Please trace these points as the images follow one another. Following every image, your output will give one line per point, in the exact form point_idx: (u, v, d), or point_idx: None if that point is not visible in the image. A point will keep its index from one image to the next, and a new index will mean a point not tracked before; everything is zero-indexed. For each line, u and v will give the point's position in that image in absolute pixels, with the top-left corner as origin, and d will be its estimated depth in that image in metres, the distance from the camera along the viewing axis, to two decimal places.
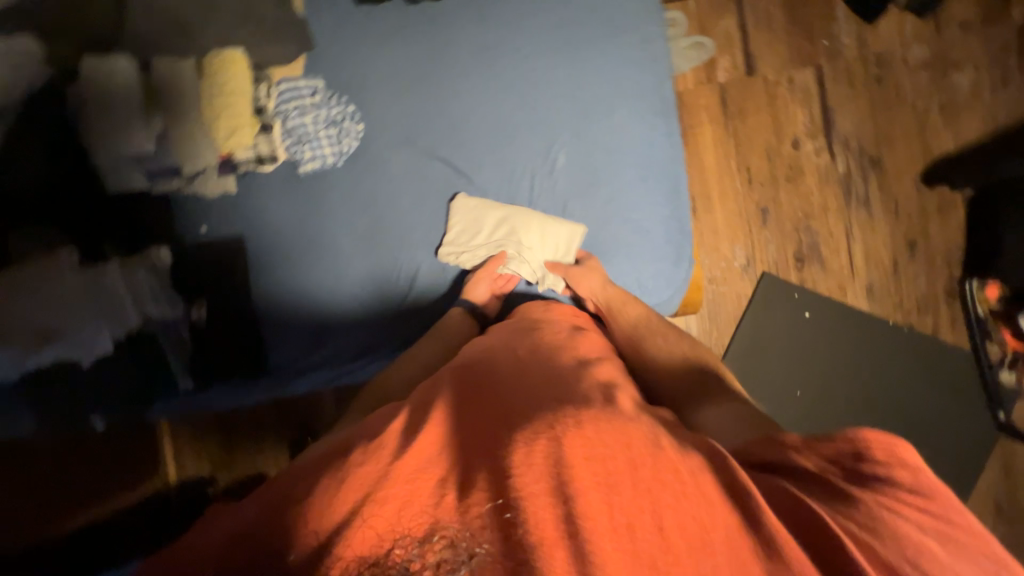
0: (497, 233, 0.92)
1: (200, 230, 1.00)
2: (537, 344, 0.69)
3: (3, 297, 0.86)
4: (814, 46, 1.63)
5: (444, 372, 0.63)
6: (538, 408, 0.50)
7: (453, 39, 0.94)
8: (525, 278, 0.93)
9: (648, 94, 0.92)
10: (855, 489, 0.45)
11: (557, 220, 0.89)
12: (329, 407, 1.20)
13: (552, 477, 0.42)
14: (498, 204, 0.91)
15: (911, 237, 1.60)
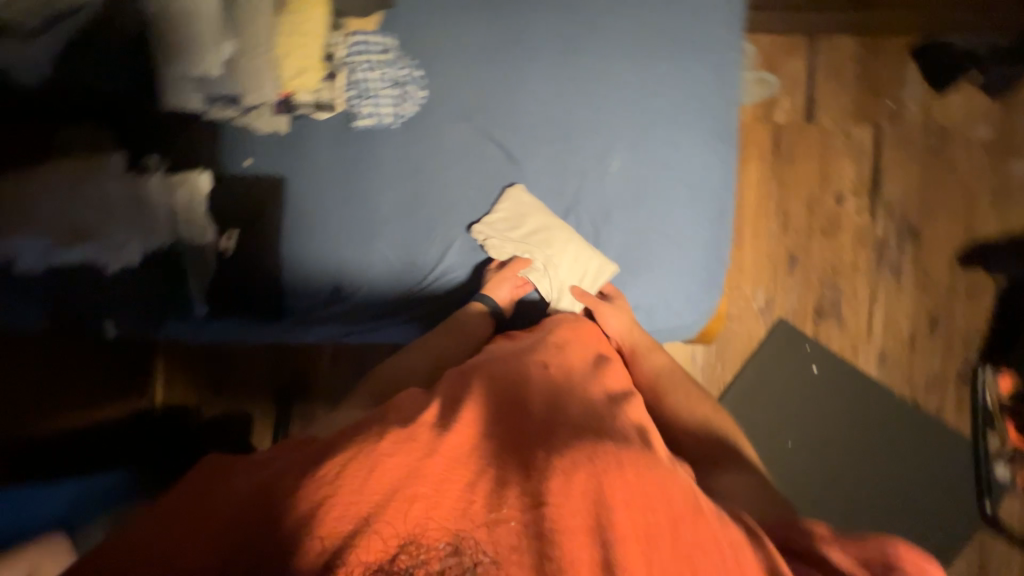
0: (533, 235, 0.90)
1: (244, 163, 1.00)
2: (566, 364, 0.70)
3: (48, 190, 0.88)
4: (878, 104, 1.61)
5: (477, 371, 0.66)
6: (578, 437, 0.53)
7: (531, 24, 0.94)
8: (540, 292, 0.91)
9: (715, 117, 0.90)
10: None
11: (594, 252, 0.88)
12: (324, 363, 1.27)
13: (594, 516, 0.46)
14: (547, 212, 0.90)
15: (935, 314, 1.58)
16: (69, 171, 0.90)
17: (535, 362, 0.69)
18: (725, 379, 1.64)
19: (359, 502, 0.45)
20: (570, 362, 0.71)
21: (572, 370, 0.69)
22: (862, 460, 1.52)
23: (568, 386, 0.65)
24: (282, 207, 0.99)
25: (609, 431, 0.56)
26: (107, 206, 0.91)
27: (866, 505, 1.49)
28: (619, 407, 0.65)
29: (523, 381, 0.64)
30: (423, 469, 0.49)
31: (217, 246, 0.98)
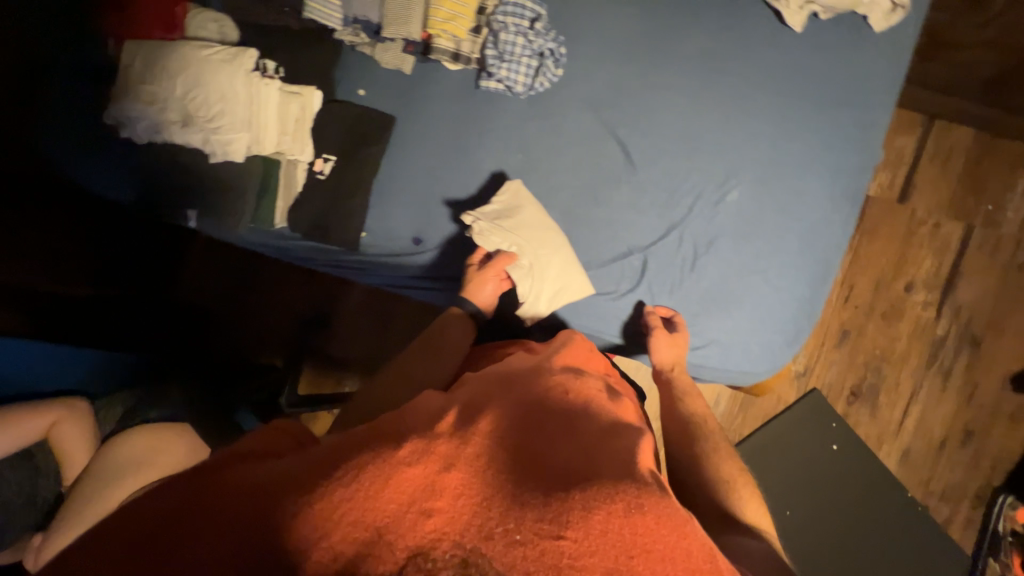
0: (524, 229, 0.88)
1: (358, 92, 1.00)
2: (583, 392, 0.65)
3: (175, 69, 0.87)
4: (977, 205, 1.55)
5: (497, 381, 0.64)
6: (595, 472, 0.51)
7: (683, 33, 0.90)
8: (521, 293, 0.87)
9: (848, 175, 0.87)
10: None
11: (578, 265, 0.89)
12: (353, 298, 1.37)
13: (612, 557, 0.44)
14: (538, 213, 0.90)
15: (971, 429, 1.55)
16: (196, 58, 0.88)
17: (554, 384, 0.64)
18: (740, 432, 1.64)
19: (375, 510, 0.45)
20: (590, 389, 0.67)
21: (594, 395, 0.66)
22: (856, 548, 1.49)
23: (587, 409, 0.62)
24: (387, 146, 0.98)
25: (631, 467, 0.53)
26: (223, 101, 0.88)
27: None
28: (637, 433, 0.61)
29: (544, 398, 0.61)
30: (440, 483, 0.47)
31: (312, 167, 0.98)
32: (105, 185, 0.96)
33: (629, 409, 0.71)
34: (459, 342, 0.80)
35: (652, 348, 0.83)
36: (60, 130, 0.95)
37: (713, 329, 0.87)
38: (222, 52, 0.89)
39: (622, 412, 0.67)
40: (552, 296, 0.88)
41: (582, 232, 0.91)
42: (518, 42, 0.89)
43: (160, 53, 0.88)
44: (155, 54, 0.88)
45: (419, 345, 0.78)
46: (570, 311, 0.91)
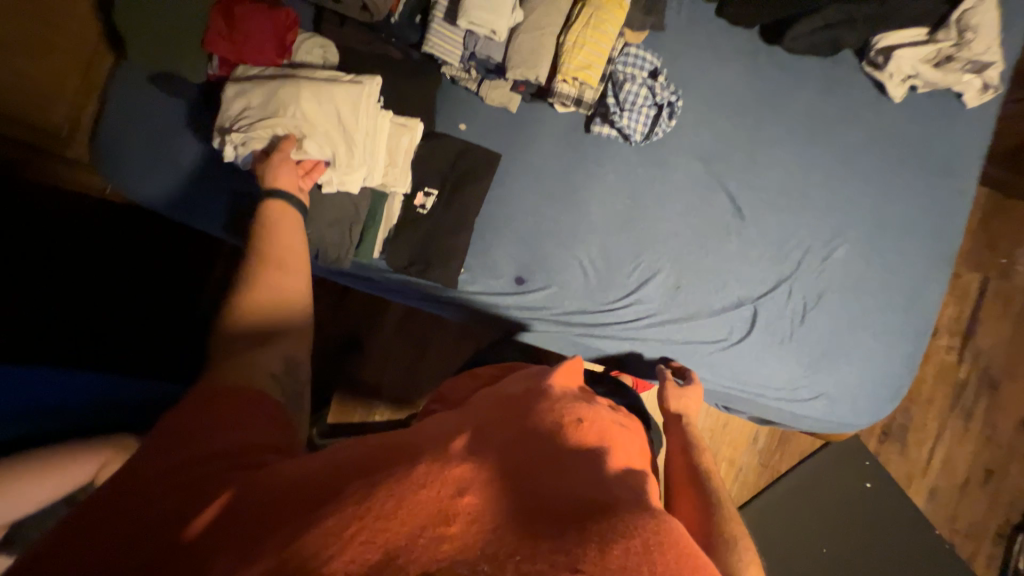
0: (262, 108, 0.80)
1: (459, 127, 0.98)
2: (600, 418, 0.52)
3: (293, 91, 0.80)
4: (992, 257, 1.67)
5: (502, 405, 0.52)
6: (617, 500, 0.38)
7: (787, 96, 0.95)
8: (327, 156, 0.81)
9: (942, 238, 0.92)
10: None
11: (337, 83, 0.81)
12: (391, 325, 1.24)
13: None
14: (258, 84, 0.81)
15: (991, 467, 1.64)
16: (292, 74, 0.82)
17: (567, 409, 0.50)
18: (778, 469, 1.67)
19: (361, 538, 0.31)
20: (609, 419, 0.54)
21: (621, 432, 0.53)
22: None
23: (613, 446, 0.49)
24: (490, 184, 0.97)
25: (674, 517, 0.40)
26: (320, 107, 0.80)
27: None
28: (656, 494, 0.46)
29: (568, 418, 0.49)
30: (454, 507, 0.34)
31: (413, 200, 0.95)
32: (197, 213, 0.94)
33: (640, 447, 0.57)
34: (285, 307, 0.61)
35: (660, 398, 0.82)
36: (159, 160, 0.94)
37: (822, 382, 0.89)
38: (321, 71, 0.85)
39: (636, 458, 0.52)
40: (357, 138, 0.82)
41: (695, 280, 0.92)
42: (641, 93, 0.91)
43: (249, 85, 0.81)
44: (242, 86, 0.81)
45: (247, 330, 0.57)
46: (678, 358, 0.92)
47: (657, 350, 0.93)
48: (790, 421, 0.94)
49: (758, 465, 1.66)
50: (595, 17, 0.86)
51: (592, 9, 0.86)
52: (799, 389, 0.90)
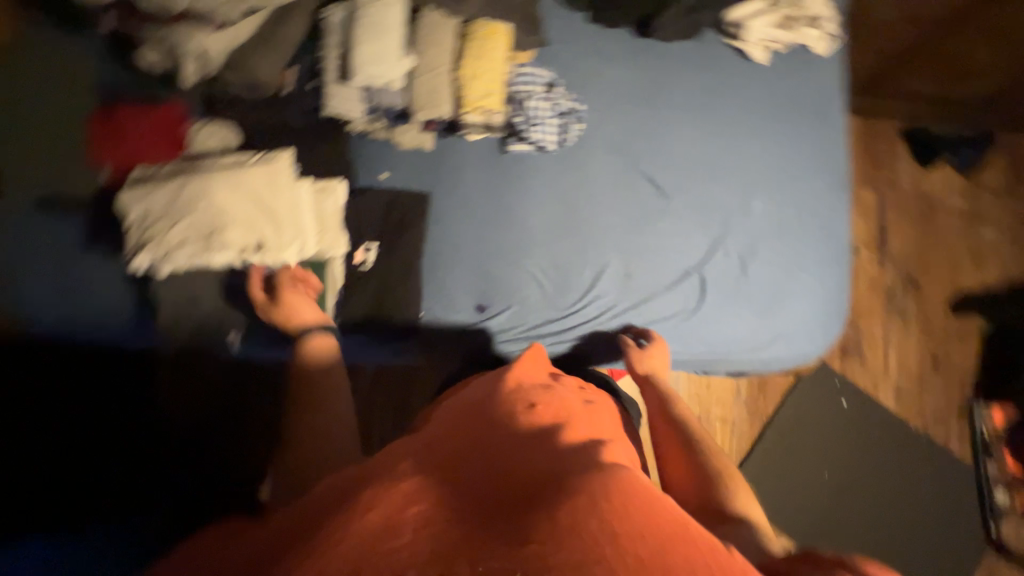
0: (170, 209, 0.75)
1: (380, 176, 0.98)
2: (556, 406, 0.69)
3: (202, 185, 0.76)
4: (879, 173, 1.89)
5: (473, 419, 0.65)
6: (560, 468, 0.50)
7: (673, 80, 1.04)
8: (258, 243, 0.79)
9: (834, 171, 1.04)
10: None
11: (248, 168, 0.78)
12: None
13: (604, 542, 0.39)
14: (158, 183, 0.76)
15: (936, 354, 1.82)
16: (199, 164, 0.79)
17: (525, 403, 0.67)
18: (767, 413, 1.76)
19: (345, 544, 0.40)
20: (559, 400, 0.71)
21: (566, 414, 0.68)
22: (886, 487, 1.72)
23: (553, 431, 0.62)
24: (426, 224, 0.98)
25: (593, 466, 0.52)
26: (231, 192, 0.77)
27: (896, 528, 1.70)
28: (596, 450, 0.59)
29: (509, 422, 0.63)
30: (413, 509, 0.44)
31: (354, 259, 0.94)
32: (120, 332, 0.86)
33: (603, 418, 0.75)
34: (328, 365, 0.80)
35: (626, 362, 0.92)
36: (68, 289, 0.86)
37: (778, 324, 0.96)
38: (227, 155, 0.82)
39: (588, 428, 0.67)
40: (284, 218, 0.80)
41: (643, 263, 0.97)
42: (544, 107, 0.97)
43: (149, 188, 0.76)
44: (142, 190, 0.76)
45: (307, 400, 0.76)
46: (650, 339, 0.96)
47: (618, 328, 0.97)
48: (763, 368, 1.00)
49: (749, 415, 1.75)
50: (484, 49, 0.91)
51: (479, 43, 0.91)
52: (760, 336, 0.96)
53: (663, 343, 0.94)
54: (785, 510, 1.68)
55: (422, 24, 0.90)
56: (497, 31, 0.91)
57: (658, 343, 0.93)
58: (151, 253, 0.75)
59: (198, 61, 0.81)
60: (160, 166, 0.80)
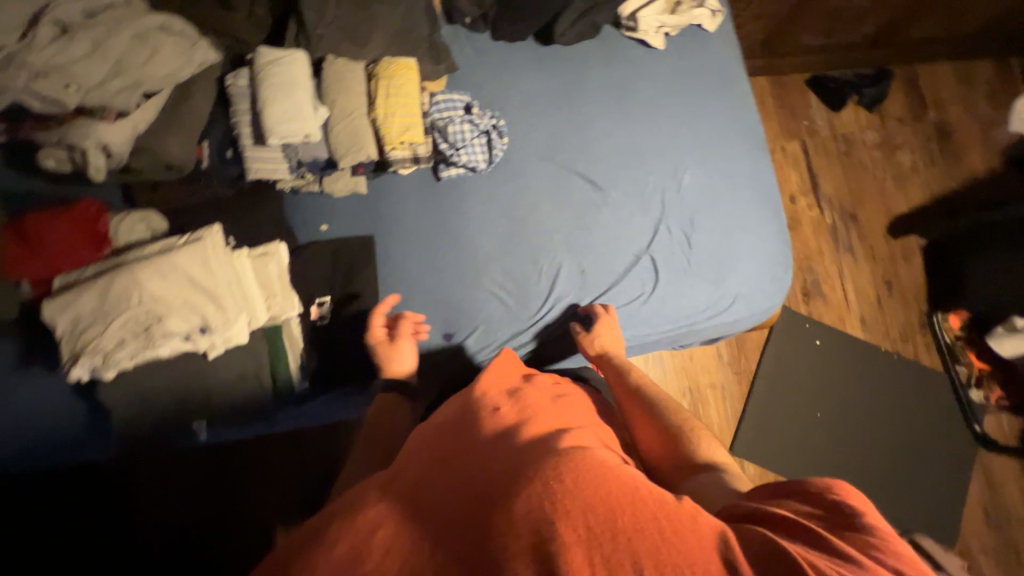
0: (100, 312, 0.71)
1: (320, 228, 0.97)
2: (522, 404, 0.71)
3: (129, 280, 0.72)
4: (797, 124, 2.01)
5: (443, 434, 0.67)
6: (522, 464, 0.54)
7: (583, 80, 1.09)
8: (203, 326, 0.75)
9: (750, 132, 1.09)
10: (845, 531, 0.50)
11: (175, 251, 0.75)
12: None
13: (558, 524, 0.44)
14: (81, 288, 0.71)
15: (888, 278, 1.92)
16: (123, 259, 0.75)
17: (492, 410, 0.69)
18: (751, 369, 1.82)
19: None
20: (524, 401, 0.73)
21: (528, 408, 0.70)
22: (871, 412, 1.81)
23: (516, 427, 0.65)
24: (377, 265, 0.97)
25: (550, 453, 0.55)
26: (164, 282, 0.73)
27: (890, 449, 1.79)
28: (557, 436, 0.62)
29: (472, 430, 0.66)
30: (378, 537, 0.48)
31: (309, 316, 0.93)
32: (85, 443, 0.85)
33: (573, 406, 0.76)
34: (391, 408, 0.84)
35: (580, 347, 0.94)
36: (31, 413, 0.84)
37: (732, 286, 1.00)
38: (150, 243, 0.78)
39: (558, 417, 0.70)
40: (226, 295, 0.77)
41: (595, 258, 1.00)
42: (466, 129, 0.98)
43: (71, 294, 0.71)
44: (64, 297, 0.71)
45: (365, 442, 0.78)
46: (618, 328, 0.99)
47: (568, 317, 0.99)
48: (728, 330, 1.04)
49: (734, 374, 1.81)
50: (395, 85, 0.91)
51: (387, 81, 0.91)
52: (718, 301, 0.99)
53: (609, 312, 0.96)
54: (789, 457, 1.75)
55: (328, 74, 0.90)
56: (407, 67, 0.93)
57: (603, 315, 0.95)
58: (90, 361, 0.70)
59: (105, 152, 0.77)
60: (83, 269, 0.76)
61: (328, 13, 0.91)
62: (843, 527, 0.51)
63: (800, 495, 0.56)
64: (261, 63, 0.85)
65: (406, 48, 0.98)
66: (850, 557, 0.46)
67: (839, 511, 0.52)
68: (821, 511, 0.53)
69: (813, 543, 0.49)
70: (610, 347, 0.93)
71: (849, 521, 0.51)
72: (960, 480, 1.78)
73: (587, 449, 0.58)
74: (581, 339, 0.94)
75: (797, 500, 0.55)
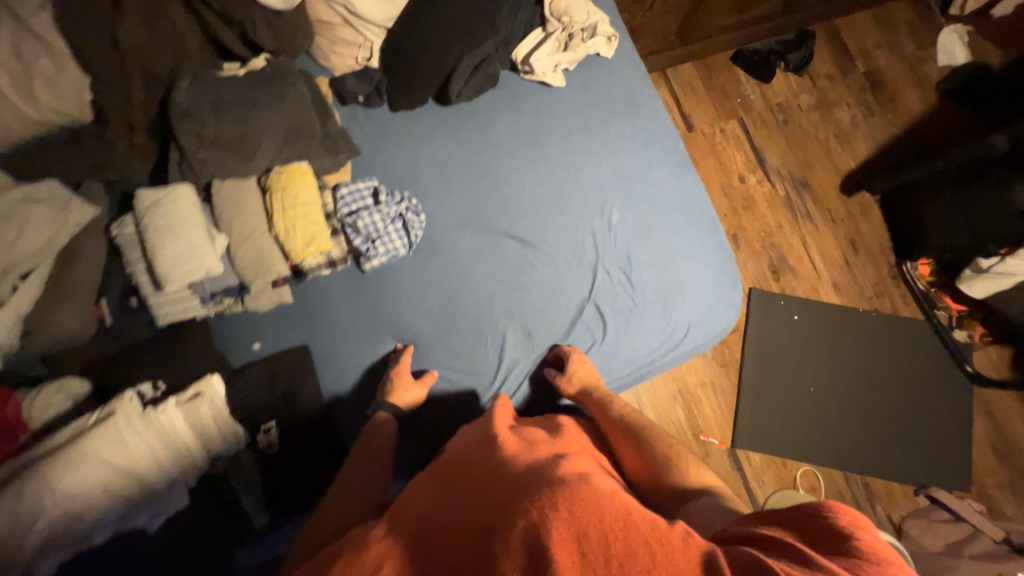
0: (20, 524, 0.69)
1: (253, 347, 0.93)
2: (524, 440, 0.73)
3: (43, 488, 0.70)
4: (731, 103, 1.98)
5: (450, 473, 0.69)
6: (523, 491, 0.55)
7: (490, 134, 1.05)
8: (138, 499, 0.77)
9: (671, 152, 1.06)
10: (837, 552, 0.48)
11: (92, 438, 0.74)
12: None
13: (554, 544, 0.46)
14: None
15: (851, 237, 1.91)
16: (34, 455, 0.73)
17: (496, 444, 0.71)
18: (736, 357, 1.81)
19: None
20: (524, 437, 0.74)
21: (530, 443, 0.72)
22: (864, 375, 1.79)
23: (515, 458, 0.66)
24: (318, 375, 0.94)
25: (548, 481, 0.56)
26: (84, 475, 0.72)
27: (890, 408, 1.77)
28: (553, 463, 0.63)
29: (476, 467, 0.67)
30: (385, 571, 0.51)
31: (256, 446, 0.88)
32: None
33: (571, 438, 0.77)
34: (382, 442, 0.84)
35: (560, 389, 0.91)
36: None
37: (683, 316, 0.97)
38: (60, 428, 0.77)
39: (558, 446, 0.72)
40: (155, 464, 0.78)
41: (537, 318, 0.97)
42: (378, 219, 0.94)
43: None
44: None
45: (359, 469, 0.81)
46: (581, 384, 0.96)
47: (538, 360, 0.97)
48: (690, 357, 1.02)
49: (721, 367, 1.80)
50: (293, 195, 0.87)
51: (282, 194, 0.87)
52: (672, 336, 0.97)
53: (578, 350, 0.94)
54: (792, 439, 1.73)
55: (221, 199, 0.87)
56: (303, 172, 0.90)
57: (574, 353, 0.94)
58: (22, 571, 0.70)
59: None
60: None
61: (208, 135, 0.88)
62: (836, 547, 0.49)
63: (791, 521, 0.54)
64: (143, 208, 0.80)
65: (299, 146, 0.94)
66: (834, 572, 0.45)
67: (828, 529, 0.51)
68: (811, 531, 0.52)
69: (797, 559, 0.48)
70: (590, 382, 0.92)
71: (838, 540, 0.49)
72: (963, 424, 1.77)
73: (584, 475, 0.60)
74: (561, 385, 0.91)
75: (785, 525, 0.55)
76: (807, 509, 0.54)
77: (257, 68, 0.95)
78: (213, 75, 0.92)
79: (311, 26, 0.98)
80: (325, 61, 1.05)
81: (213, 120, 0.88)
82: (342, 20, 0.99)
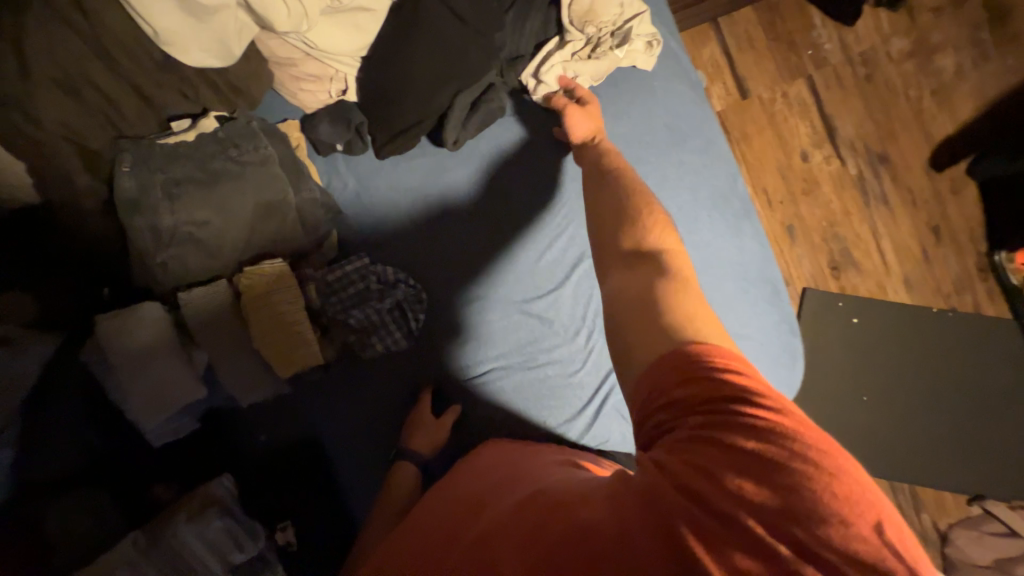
0: None
1: (258, 438, 0.87)
2: (484, 462, 0.71)
3: None
4: (799, 57, 1.59)
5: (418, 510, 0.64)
6: (476, 521, 0.52)
7: (497, 182, 0.90)
8: None
9: (727, 197, 0.85)
10: (733, 419, 0.41)
11: None
12: None
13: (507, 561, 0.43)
14: None
15: (933, 222, 1.58)
16: None
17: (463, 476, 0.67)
18: None
19: None
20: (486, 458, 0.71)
21: (488, 464, 0.68)
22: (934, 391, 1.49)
23: (473, 486, 0.62)
24: (318, 473, 0.88)
25: (498, 505, 0.53)
26: None
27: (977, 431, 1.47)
28: (504, 479, 0.61)
29: (438, 502, 0.62)
30: None
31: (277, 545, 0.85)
32: None
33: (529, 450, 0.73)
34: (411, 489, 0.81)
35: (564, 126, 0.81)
36: None
37: None
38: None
39: (513, 456, 0.69)
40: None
41: (552, 402, 0.86)
42: (372, 311, 0.83)
43: None
44: None
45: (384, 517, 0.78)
46: None
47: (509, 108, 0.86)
48: None
49: None
50: (271, 307, 0.77)
51: (258, 305, 0.77)
52: None
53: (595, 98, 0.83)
54: None
55: (192, 317, 0.76)
56: (282, 278, 0.78)
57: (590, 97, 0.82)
58: None
59: None
60: None
61: (164, 227, 0.75)
62: (727, 407, 0.41)
63: (667, 372, 0.45)
64: (108, 332, 0.73)
65: (271, 225, 0.80)
66: (747, 455, 0.39)
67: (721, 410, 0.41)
68: (686, 389, 0.44)
69: (733, 476, 0.38)
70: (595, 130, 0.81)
71: (737, 416, 0.41)
72: None
73: (536, 479, 0.57)
74: (568, 117, 0.81)
75: (678, 399, 0.44)
76: (694, 387, 0.43)
77: (209, 131, 0.78)
78: (160, 147, 0.76)
79: (269, 67, 0.81)
80: (293, 100, 0.86)
81: (167, 208, 0.75)
82: (304, 54, 0.79)
